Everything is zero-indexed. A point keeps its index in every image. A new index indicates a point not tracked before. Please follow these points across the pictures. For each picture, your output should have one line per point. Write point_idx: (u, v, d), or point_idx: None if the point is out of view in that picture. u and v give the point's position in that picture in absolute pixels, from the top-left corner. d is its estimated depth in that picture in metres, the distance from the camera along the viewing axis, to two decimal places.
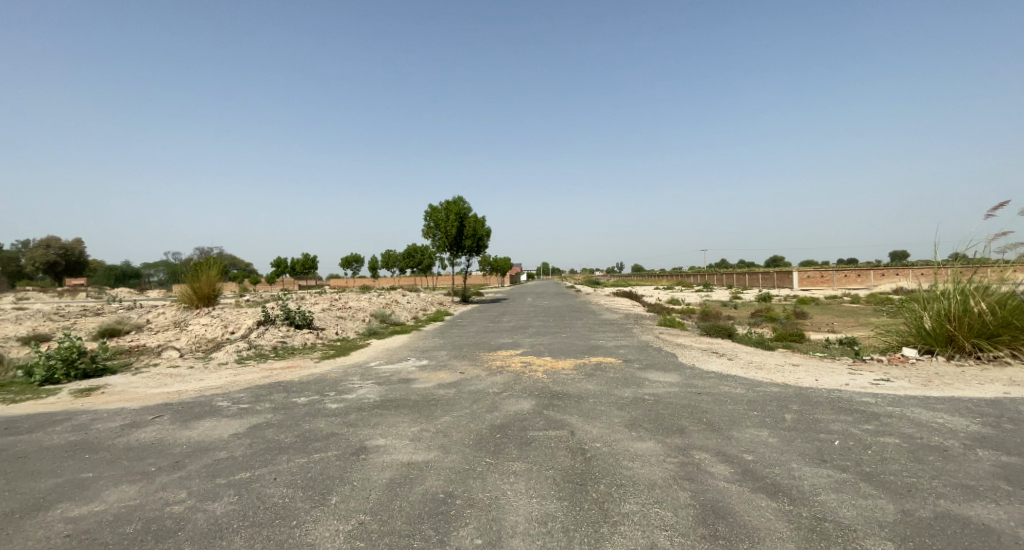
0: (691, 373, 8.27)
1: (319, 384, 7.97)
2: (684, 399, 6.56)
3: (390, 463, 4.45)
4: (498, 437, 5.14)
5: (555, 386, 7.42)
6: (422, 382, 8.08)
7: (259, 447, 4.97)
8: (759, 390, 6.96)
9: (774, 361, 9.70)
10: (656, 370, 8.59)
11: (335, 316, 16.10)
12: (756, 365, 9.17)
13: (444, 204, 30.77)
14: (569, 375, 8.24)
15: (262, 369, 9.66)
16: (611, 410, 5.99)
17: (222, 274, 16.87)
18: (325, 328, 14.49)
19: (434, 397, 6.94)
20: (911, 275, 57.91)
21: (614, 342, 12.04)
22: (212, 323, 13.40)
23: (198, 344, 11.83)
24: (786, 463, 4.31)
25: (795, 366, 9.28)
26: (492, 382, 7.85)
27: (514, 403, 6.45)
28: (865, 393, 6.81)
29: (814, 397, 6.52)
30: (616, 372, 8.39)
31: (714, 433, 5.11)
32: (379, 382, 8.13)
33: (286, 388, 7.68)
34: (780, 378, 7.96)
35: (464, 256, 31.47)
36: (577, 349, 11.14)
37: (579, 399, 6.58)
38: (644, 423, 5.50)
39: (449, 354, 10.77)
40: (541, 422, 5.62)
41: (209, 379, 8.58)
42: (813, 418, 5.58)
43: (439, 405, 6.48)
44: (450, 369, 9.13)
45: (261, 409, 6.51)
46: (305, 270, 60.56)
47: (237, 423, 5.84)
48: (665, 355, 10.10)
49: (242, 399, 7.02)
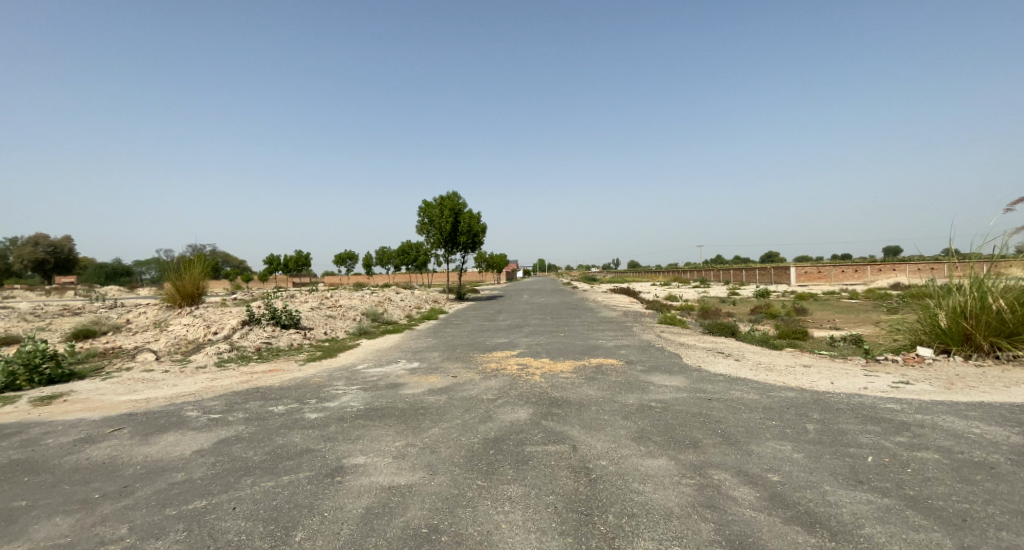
0: (699, 376, 7.76)
1: (300, 390, 7.40)
2: (694, 406, 6.04)
3: (368, 488, 3.91)
4: (492, 454, 4.60)
5: (555, 392, 6.88)
6: (411, 387, 7.53)
7: (222, 468, 4.41)
8: (774, 396, 6.45)
9: (784, 362, 9.19)
10: (660, 373, 8.08)
11: (324, 315, 15.52)
12: (766, 367, 8.67)
13: (438, 199, 30.20)
14: (569, 379, 7.71)
15: (241, 372, 9.07)
16: (616, 420, 5.47)
17: (206, 272, 16.25)
18: (313, 328, 13.90)
19: (423, 405, 6.39)
20: (909, 271, 57.88)
21: (615, 342, 11.49)
22: (193, 323, 12.80)
23: (177, 345, 11.23)
24: (818, 485, 3.79)
25: (808, 367, 8.79)
26: (486, 387, 7.32)
27: (509, 412, 5.91)
28: (888, 399, 6.32)
29: (835, 404, 6.02)
30: (619, 376, 7.87)
31: (733, 448, 4.58)
32: (365, 388, 7.58)
33: (263, 395, 7.11)
34: (794, 381, 7.45)
35: (459, 253, 30.92)
36: (576, 350, 10.59)
37: (580, 407, 6.04)
38: (653, 437, 4.97)
39: (442, 356, 10.21)
40: (539, 435, 5.08)
41: (182, 385, 8.00)
42: (840, 430, 5.06)
43: (428, 415, 5.94)
44: (442, 372, 8.58)
45: (232, 420, 5.95)
46: (298, 267, 59.71)
47: (202, 438, 5.28)
48: (669, 356, 9.58)
49: (213, 409, 6.45)
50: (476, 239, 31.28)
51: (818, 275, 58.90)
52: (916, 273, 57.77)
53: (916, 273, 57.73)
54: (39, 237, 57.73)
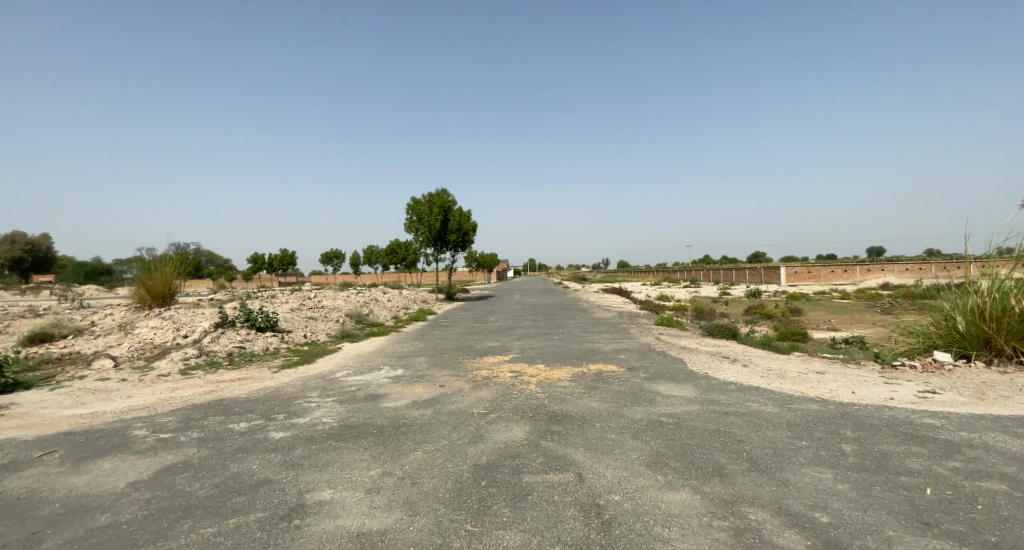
0: (708, 384, 7.12)
1: (268, 403, 6.63)
2: (709, 422, 5.40)
3: (332, 536, 3.18)
4: (483, 487, 3.88)
5: (553, 405, 6.18)
6: (393, 399, 6.79)
7: (157, 508, 3.65)
8: (795, 408, 5.83)
9: (796, 368, 8.57)
10: (666, 381, 7.43)
11: (305, 317, 14.66)
12: (778, 374, 8.04)
13: (427, 197, 29.34)
14: (567, 389, 7.01)
15: (207, 381, 8.26)
16: (626, 440, 4.80)
17: (179, 271, 15.37)
18: (292, 331, 13.06)
19: (405, 421, 5.67)
20: (897, 272, 58.35)
21: (613, 346, 10.83)
22: (161, 325, 11.93)
23: (141, 350, 10.38)
24: (878, 530, 3.14)
25: (822, 374, 8.18)
26: (477, 398, 6.61)
27: (503, 430, 5.21)
28: (921, 412, 5.72)
29: (866, 419, 5.41)
30: (621, 385, 7.20)
31: (765, 478, 3.92)
32: (341, 400, 6.81)
33: (225, 409, 6.33)
34: (812, 391, 6.82)
35: (449, 252, 30.13)
36: (572, 355, 9.91)
37: (583, 423, 5.36)
38: (671, 462, 4.29)
39: (429, 362, 9.47)
40: (539, 460, 4.38)
41: (138, 397, 7.18)
42: (881, 453, 4.42)
43: (411, 433, 5.22)
44: (428, 381, 7.83)
45: (184, 441, 5.17)
46: (283, 266, 58.28)
47: (144, 464, 4.51)
48: (673, 362, 8.92)
49: (166, 427, 5.67)
50: (466, 237, 30.56)
51: (808, 275, 58.66)
52: (904, 274, 58.20)
53: (903, 274, 58.21)
54: (14, 234, 55.69)
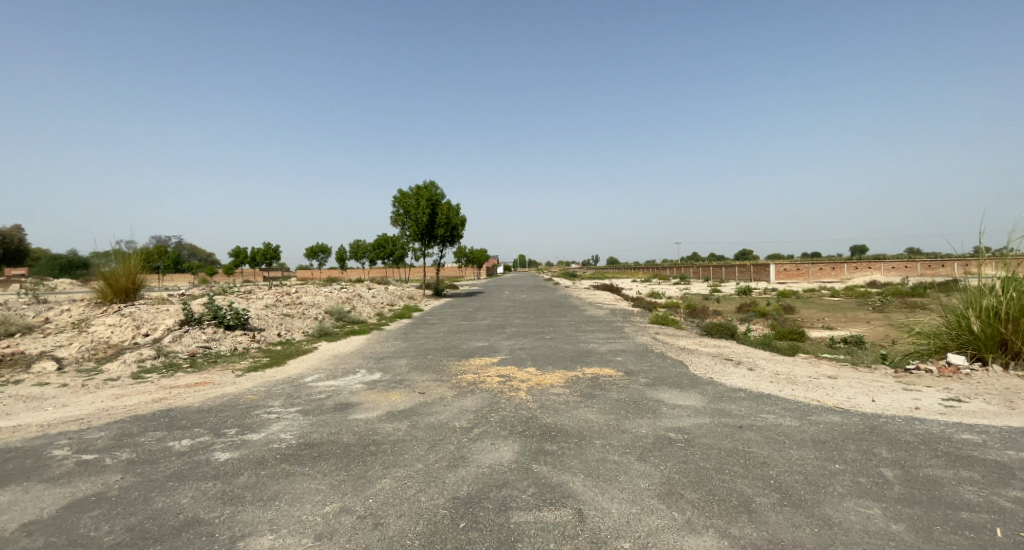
0: (715, 391, 6.47)
1: (221, 414, 5.84)
2: (723, 438, 4.73)
3: None
4: (461, 530, 3.15)
5: (546, 416, 5.46)
6: (365, 409, 6.03)
7: None
8: (817, 422, 5.19)
9: (804, 371, 7.96)
10: (668, 387, 6.77)
11: (280, 314, 13.80)
12: (789, 379, 7.41)
13: (414, 189, 28.35)
14: (561, 398, 6.30)
15: (159, 387, 7.42)
16: (632, 464, 4.10)
17: (143, 264, 14.44)
18: (265, 329, 12.20)
19: (374, 437, 4.92)
20: (884, 270, 58.82)
21: (607, 347, 10.16)
22: (120, 323, 11.04)
23: (93, 351, 9.51)
24: None
25: (834, 378, 7.57)
26: (460, 409, 5.88)
27: (488, 450, 4.49)
28: (957, 425, 5.08)
29: (900, 435, 4.76)
30: (620, 392, 6.50)
31: (803, 515, 3.25)
32: (306, 410, 6.03)
33: (169, 423, 5.54)
34: (829, 400, 6.19)
35: (437, 246, 29.27)
36: (565, 356, 9.22)
37: (581, 441, 4.66)
38: (687, 493, 3.60)
39: (410, 364, 8.70)
40: (530, 491, 3.65)
41: (74, 408, 6.36)
42: (929, 478, 3.77)
43: (381, 454, 4.48)
44: (407, 387, 7.08)
45: (108, 467, 4.39)
46: (267, 260, 56.83)
47: (50, 499, 3.74)
48: (673, 365, 8.26)
49: (93, 447, 4.87)
50: (454, 231, 29.75)
51: (797, 271, 58.82)
52: (891, 272, 58.51)
53: (890, 272, 58.52)
54: None
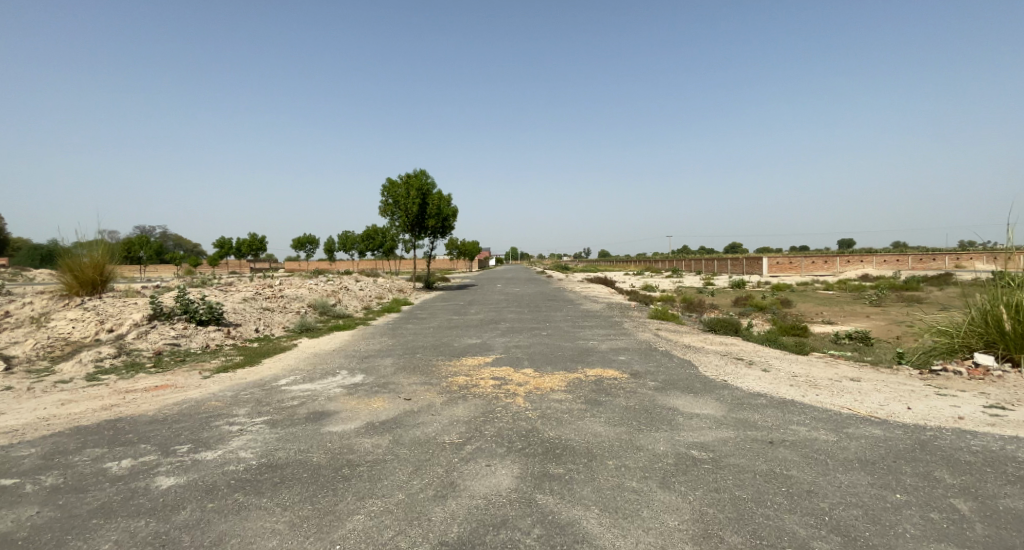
0: (734, 398, 5.83)
1: (177, 427, 5.09)
2: (756, 458, 4.08)
3: None
4: None
5: (548, 430, 4.78)
6: (342, 419, 5.31)
7: None
8: (857, 437, 4.57)
9: (824, 372, 7.36)
10: (681, 392, 6.12)
11: (259, 308, 12.98)
12: (810, 381, 6.79)
13: (404, 177, 27.41)
14: (563, 406, 5.61)
15: (114, 392, 6.64)
16: (655, 495, 3.43)
17: (112, 254, 13.52)
18: (242, 324, 11.40)
19: (350, 457, 4.20)
20: (876, 263, 59.02)
21: (608, 345, 9.49)
22: (82, 317, 10.18)
23: (48, 350, 8.67)
24: None
25: (857, 380, 6.97)
26: (450, 419, 5.19)
27: (482, 475, 3.79)
28: (1016, 441, 4.47)
29: (958, 455, 4.14)
30: (629, 398, 5.84)
31: None
32: (274, 421, 5.30)
33: (113, 439, 4.79)
34: (861, 408, 5.57)
35: (427, 237, 28.43)
36: (564, 355, 8.55)
37: (592, 462, 3.97)
38: (728, 536, 2.94)
39: (396, 365, 7.98)
40: (535, 533, 2.97)
41: (10, 417, 5.58)
42: (1014, 515, 3.14)
43: (355, 480, 3.77)
44: (391, 391, 6.37)
45: (26, 496, 3.65)
46: (253, 250, 55.52)
47: None
48: (682, 366, 7.62)
49: (14, 470, 4.11)
50: (445, 222, 28.93)
51: (790, 264, 58.68)
52: (883, 265, 58.61)
53: (882, 266, 58.67)
54: None
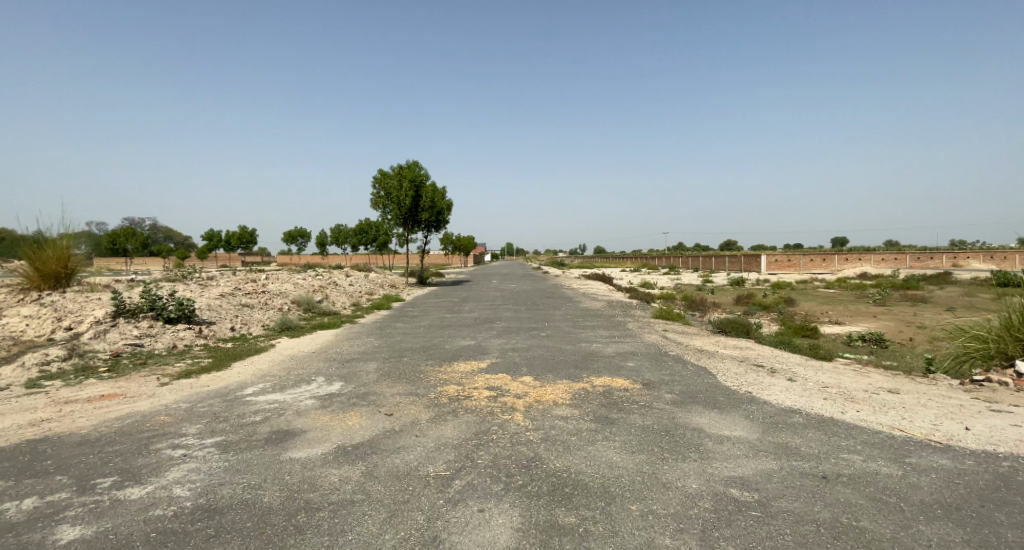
0: (767, 416, 5.04)
1: (106, 455, 4.26)
2: (813, 502, 3.28)
3: None
4: None
5: (554, 459, 3.97)
6: (308, 441, 4.49)
7: None
8: (926, 469, 3.80)
9: (857, 383, 6.59)
10: (704, 408, 5.34)
11: (237, 305, 12.10)
12: (844, 394, 6.03)
13: (396, 169, 26.48)
14: (571, 425, 4.81)
15: (52, 403, 5.79)
16: None
17: (79, 245, 12.58)
18: (215, 323, 10.52)
19: (308, 499, 3.39)
20: (875, 261, 58.51)
21: (614, 349, 8.70)
22: (37, 315, 9.30)
23: None
24: None
25: (896, 392, 6.21)
26: (435, 443, 4.37)
27: (471, 527, 2.98)
28: None
29: None
30: (645, 416, 5.05)
31: None
32: (228, 443, 4.48)
33: (26, 470, 3.97)
34: (915, 428, 4.80)
35: (421, 231, 27.55)
36: (566, 360, 7.75)
37: (610, 509, 3.17)
38: None
39: (380, 371, 7.15)
40: None
41: None
42: None
43: (307, 534, 2.95)
44: (370, 404, 5.56)
45: None
46: (243, 243, 54.38)
47: None
48: (698, 374, 6.84)
49: None
50: (438, 215, 28.08)
51: (785, 263, 58.12)
52: (881, 264, 58.13)
53: (880, 264, 58.21)
54: None
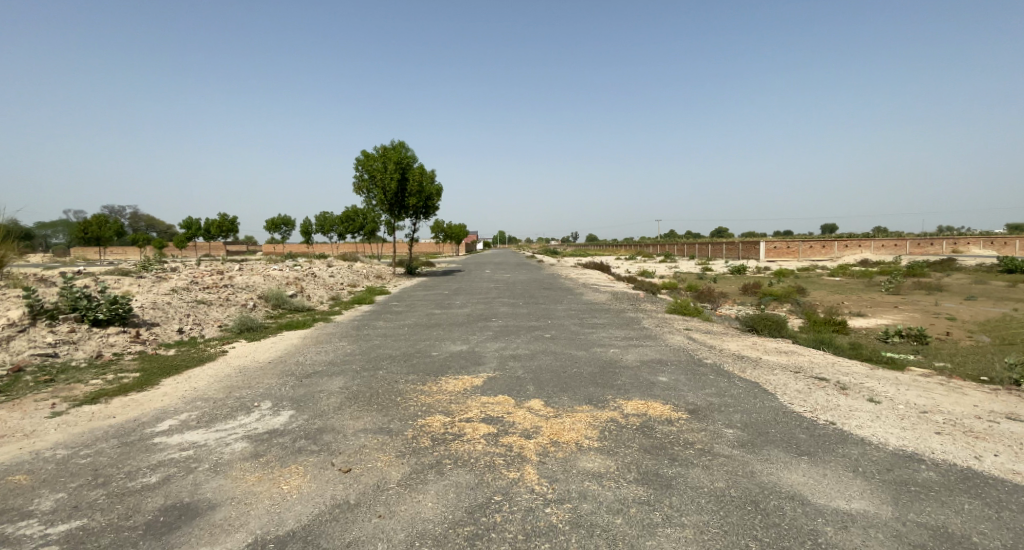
0: (888, 472, 3.52)
1: None
2: None
3: None
4: None
5: None
6: (212, 528, 2.91)
7: None
8: None
9: (961, 406, 5.10)
10: (789, 455, 3.81)
11: (191, 302, 10.42)
12: (958, 425, 4.55)
13: (381, 150, 24.67)
14: (608, 491, 3.26)
15: None
16: None
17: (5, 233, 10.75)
18: (160, 325, 8.86)
19: None
20: (875, 247, 57.27)
21: (636, 356, 7.16)
22: None
23: None
24: None
25: (1021, 420, 4.74)
26: (405, 535, 2.81)
27: None
28: None
29: None
30: (712, 473, 3.52)
31: None
32: (85, 535, 2.88)
33: None
34: None
35: (408, 217, 25.83)
36: (581, 374, 6.21)
37: None
38: None
39: (344, 392, 5.56)
40: None
41: None
42: None
43: None
44: (322, 450, 4.00)
45: None
46: (224, 231, 52.07)
47: None
48: (755, 395, 5.32)
49: None
50: (427, 201, 26.39)
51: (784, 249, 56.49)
52: (881, 250, 56.93)
53: (880, 250, 56.96)
54: None
